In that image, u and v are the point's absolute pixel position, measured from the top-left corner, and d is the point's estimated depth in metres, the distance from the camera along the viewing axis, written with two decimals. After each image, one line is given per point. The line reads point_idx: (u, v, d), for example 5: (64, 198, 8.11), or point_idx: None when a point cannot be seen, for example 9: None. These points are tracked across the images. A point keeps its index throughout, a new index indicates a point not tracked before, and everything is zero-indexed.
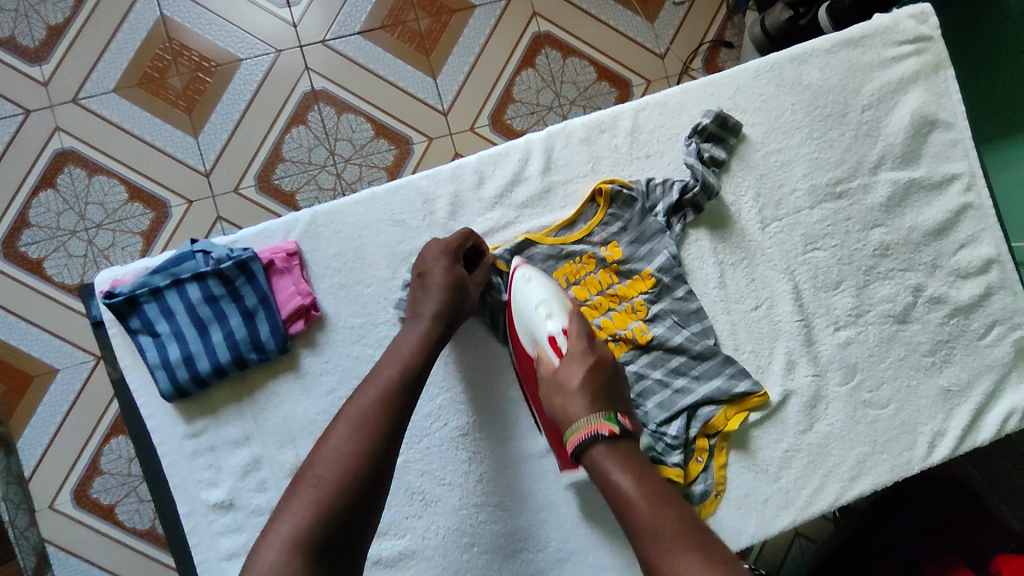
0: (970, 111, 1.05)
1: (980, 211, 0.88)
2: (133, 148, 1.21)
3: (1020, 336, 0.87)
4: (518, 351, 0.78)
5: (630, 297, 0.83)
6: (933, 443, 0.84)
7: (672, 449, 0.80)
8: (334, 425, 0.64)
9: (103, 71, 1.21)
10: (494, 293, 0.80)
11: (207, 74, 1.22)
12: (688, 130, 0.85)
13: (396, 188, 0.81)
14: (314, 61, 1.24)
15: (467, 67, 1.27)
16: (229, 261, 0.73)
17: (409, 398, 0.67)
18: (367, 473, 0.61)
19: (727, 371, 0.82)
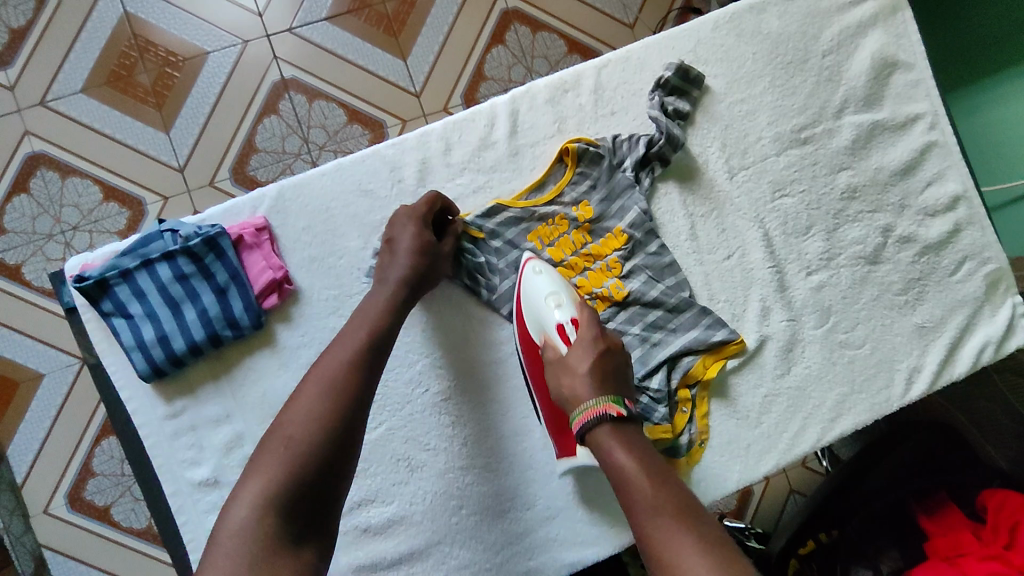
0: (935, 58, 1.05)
1: (945, 149, 0.89)
2: (104, 147, 1.20)
3: (990, 270, 0.89)
4: (524, 344, 0.78)
5: (604, 255, 0.83)
6: (910, 380, 0.86)
7: (657, 404, 0.81)
8: (302, 387, 0.64)
9: (69, 72, 1.19)
10: (468, 257, 0.80)
11: (175, 69, 1.21)
12: (652, 84, 0.85)
13: (361, 158, 0.80)
14: (281, 49, 1.23)
15: (437, 47, 1.26)
16: (198, 239, 0.73)
17: (376, 361, 0.67)
18: (340, 433, 0.61)
19: (705, 321, 0.82)
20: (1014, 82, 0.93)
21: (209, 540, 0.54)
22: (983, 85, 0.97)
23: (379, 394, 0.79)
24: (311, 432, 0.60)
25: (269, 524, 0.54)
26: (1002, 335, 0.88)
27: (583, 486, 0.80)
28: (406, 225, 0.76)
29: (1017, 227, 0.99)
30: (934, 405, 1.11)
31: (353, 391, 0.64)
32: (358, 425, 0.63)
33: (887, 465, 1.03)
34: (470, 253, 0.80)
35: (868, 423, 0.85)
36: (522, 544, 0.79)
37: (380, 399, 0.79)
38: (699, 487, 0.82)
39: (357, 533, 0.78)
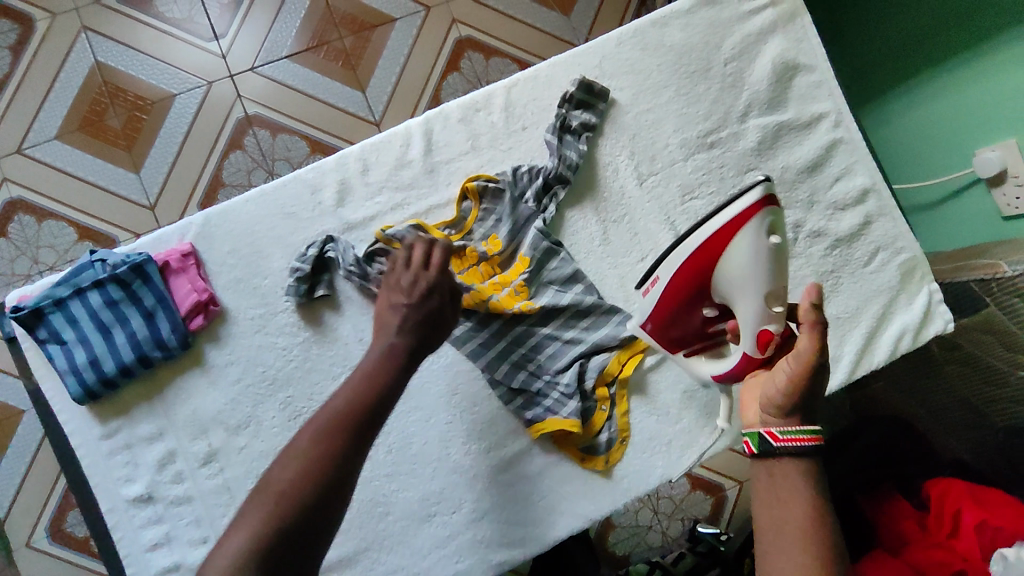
0: (879, 53, 1.07)
1: (851, 146, 0.91)
2: (76, 188, 1.26)
3: (905, 259, 0.91)
4: (704, 262, 0.66)
5: (512, 282, 0.85)
6: (829, 370, 0.89)
7: (567, 399, 0.84)
8: (288, 451, 0.55)
9: (45, 120, 1.26)
10: (372, 265, 0.82)
11: (143, 112, 1.28)
12: (558, 99, 0.88)
13: (283, 183, 0.85)
14: (244, 88, 1.30)
15: (394, 77, 1.32)
16: (125, 266, 0.78)
17: (368, 431, 0.57)
18: (333, 484, 0.53)
19: (615, 319, 0.86)
20: (947, 77, 0.95)
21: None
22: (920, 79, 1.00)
23: (306, 407, 0.82)
24: (282, 510, 0.51)
25: None
26: (919, 323, 0.89)
27: (506, 488, 0.83)
28: (413, 282, 0.70)
29: (958, 221, 1.02)
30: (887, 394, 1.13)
31: (334, 461, 0.54)
32: (329, 508, 0.53)
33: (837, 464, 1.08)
34: (375, 261, 0.83)
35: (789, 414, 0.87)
36: (447, 547, 0.82)
37: (306, 411, 0.82)
38: (622, 484, 0.85)
39: None
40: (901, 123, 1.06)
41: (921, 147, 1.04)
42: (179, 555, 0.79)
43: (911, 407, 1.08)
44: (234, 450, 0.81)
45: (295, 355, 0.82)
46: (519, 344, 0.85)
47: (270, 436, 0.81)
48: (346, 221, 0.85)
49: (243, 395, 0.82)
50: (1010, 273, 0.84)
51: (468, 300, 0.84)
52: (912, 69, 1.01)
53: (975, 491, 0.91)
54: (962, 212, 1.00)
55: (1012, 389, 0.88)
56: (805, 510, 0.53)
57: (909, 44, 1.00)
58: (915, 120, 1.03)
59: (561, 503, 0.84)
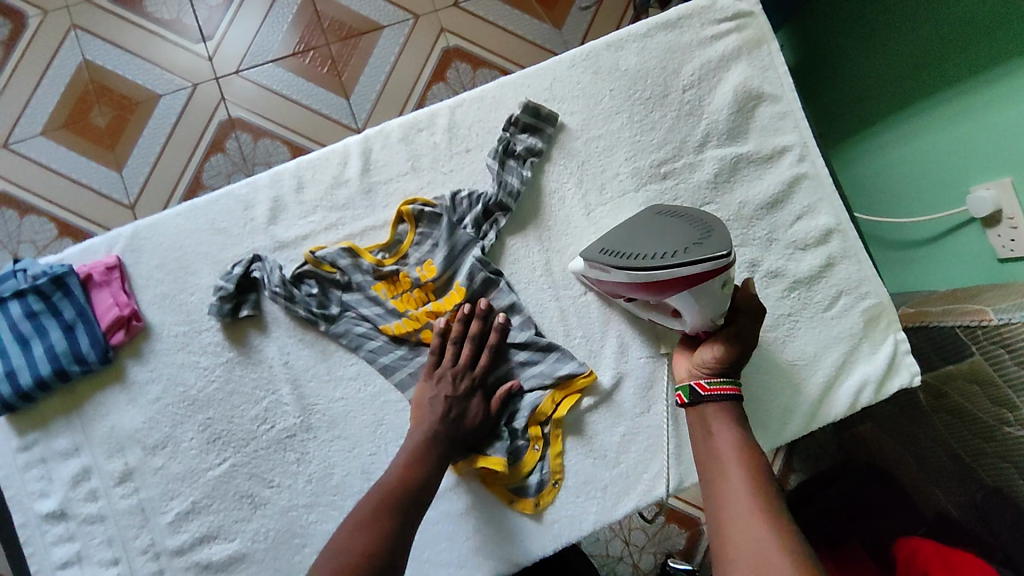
0: (880, 74, 0.98)
1: (815, 182, 0.86)
2: (56, 184, 1.24)
3: (868, 305, 0.85)
4: (658, 288, 0.67)
5: (445, 311, 0.81)
6: (785, 420, 0.83)
7: (497, 437, 0.80)
8: (353, 518, 0.69)
9: (33, 113, 1.24)
10: (301, 288, 0.81)
11: (130, 112, 1.26)
12: (504, 122, 0.85)
13: (215, 199, 0.83)
14: (230, 92, 1.27)
15: (379, 85, 1.28)
16: (46, 277, 0.77)
17: (416, 507, 0.71)
18: (383, 559, 0.66)
19: (552, 354, 0.81)
20: (938, 111, 0.89)
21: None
22: (909, 113, 0.95)
23: (226, 430, 0.80)
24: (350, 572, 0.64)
25: None
26: (882, 374, 0.84)
27: (428, 526, 0.80)
28: (456, 371, 0.78)
29: (954, 260, 0.94)
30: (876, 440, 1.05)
31: (392, 532, 0.68)
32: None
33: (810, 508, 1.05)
34: (304, 285, 0.81)
35: None
36: None
37: (225, 434, 0.79)
38: (553, 530, 0.80)
39: (198, 569, 0.78)
40: (907, 152, 0.97)
41: (917, 180, 0.97)
42: (90, 574, 0.77)
43: (896, 455, 1.01)
44: (150, 470, 0.79)
45: (216, 376, 0.80)
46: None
47: (187, 458, 0.79)
48: (276, 240, 0.82)
49: (162, 415, 0.80)
50: (995, 322, 0.76)
51: (399, 328, 0.81)
52: (901, 102, 0.96)
53: (947, 556, 0.85)
54: (959, 250, 0.93)
55: (1001, 445, 0.82)
56: (739, 443, 0.71)
57: (897, 77, 0.95)
58: (907, 155, 0.98)
59: (488, 546, 0.79)
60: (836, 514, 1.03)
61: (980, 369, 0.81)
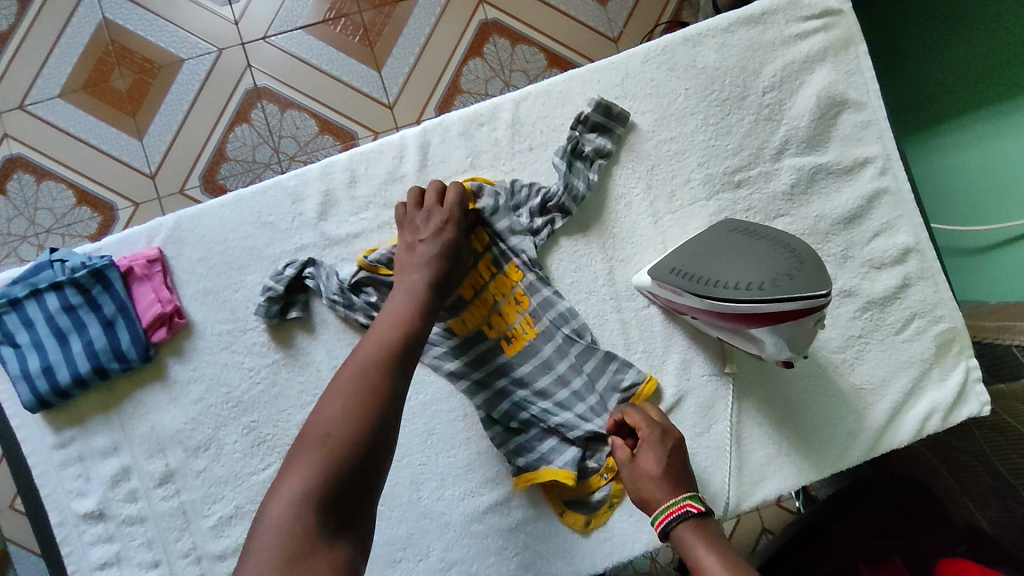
0: (950, 76, 0.93)
1: (897, 197, 0.81)
2: (79, 152, 1.18)
3: (943, 329, 0.81)
4: (733, 319, 0.62)
5: (510, 289, 0.78)
6: (848, 444, 0.80)
7: (565, 448, 0.77)
8: (334, 386, 0.58)
9: (50, 75, 1.17)
10: (359, 295, 0.77)
11: (151, 76, 1.19)
12: (572, 119, 0.80)
13: (262, 190, 0.78)
14: (256, 58, 1.20)
15: (413, 58, 1.21)
16: (84, 270, 0.72)
17: (403, 370, 0.61)
18: (375, 430, 0.55)
19: (615, 365, 0.78)
20: None
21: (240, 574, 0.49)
22: (987, 115, 0.89)
23: (271, 434, 0.76)
24: (335, 437, 0.54)
25: (309, 515, 0.50)
26: (952, 402, 0.80)
27: (478, 539, 0.77)
28: (428, 223, 0.72)
29: (1005, 274, 0.90)
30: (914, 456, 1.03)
31: (380, 399, 0.57)
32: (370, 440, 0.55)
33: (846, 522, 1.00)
34: (366, 291, 0.77)
35: (796, 487, 0.80)
36: None
37: (271, 439, 0.76)
38: (605, 549, 0.78)
39: None
40: (969, 159, 0.93)
41: (975, 187, 0.92)
42: None
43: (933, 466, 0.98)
44: (192, 473, 0.76)
45: (262, 378, 0.77)
46: (517, 387, 0.78)
47: (231, 462, 0.76)
48: (327, 237, 0.78)
49: (205, 416, 0.76)
50: None
51: (466, 318, 0.78)
52: (980, 104, 0.89)
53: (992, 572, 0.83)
54: (1014, 264, 0.89)
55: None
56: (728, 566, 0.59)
57: (979, 77, 0.89)
58: (973, 162, 0.92)
59: (539, 562, 0.77)
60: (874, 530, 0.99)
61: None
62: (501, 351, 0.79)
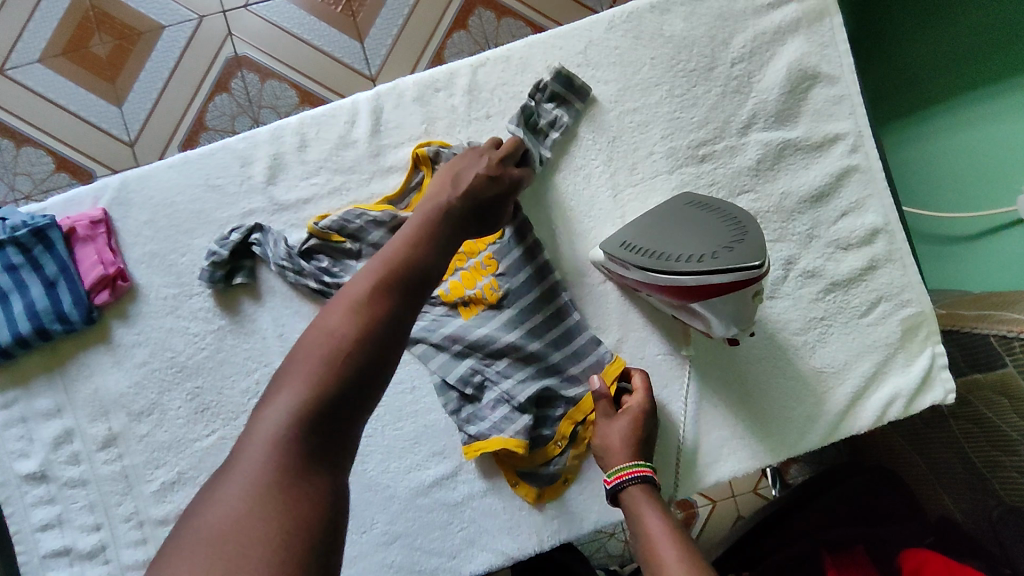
0: (934, 55, 0.89)
1: (867, 175, 0.78)
2: (55, 118, 1.16)
3: (908, 314, 0.79)
4: (669, 294, 0.61)
5: (477, 254, 0.77)
6: (806, 429, 0.78)
7: (519, 415, 0.73)
8: (341, 298, 0.50)
9: (28, 40, 1.16)
10: (315, 260, 0.75)
11: (131, 42, 1.17)
12: (531, 87, 0.77)
13: (211, 152, 0.76)
14: (237, 26, 1.17)
15: (396, 29, 1.18)
16: (26, 228, 0.71)
17: (416, 288, 0.52)
18: (378, 345, 0.48)
19: (586, 334, 0.76)
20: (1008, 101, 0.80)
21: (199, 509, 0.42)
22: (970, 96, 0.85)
23: (215, 401, 0.75)
24: (343, 362, 0.47)
25: (302, 430, 0.44)
26: (915, 389, 0.78)
27: (425, 513, 0.76)
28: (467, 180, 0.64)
29: (987, 263, 0.87)
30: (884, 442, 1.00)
31: (387, 314, 0.49)
32: (377, 373, 0.48)
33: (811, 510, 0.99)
34: (322, 256, 0.75)
35: (751, 470, 0.78)
36: (353, 567, 0.76)
37: (214, 405, 0.75)
38: (551, 526, 0.76)
39: None
40: (950, 142, 0.89)
41: (956, 171, 0.89)
42: (71, 539, 0.75)
43: (908, 459, 0.95)
44: (134, 437, 0.75)
45: (207, 344, 0.76)
46: (470, 354, 0.76)
47: (174, 427, 0.75)
48: (275, 202, 0.76)
49: (149, 380, 0.75)
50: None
51: None
52: (967, 80, 0.85)
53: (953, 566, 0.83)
54: (998, 252, 0.85)
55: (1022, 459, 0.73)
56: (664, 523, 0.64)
57: (962, 56, 0.85)
58: (955, 145, 0.89)
59: (483, 537, 0.76)
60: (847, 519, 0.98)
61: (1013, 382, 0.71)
62: (457, 314, 0.77)
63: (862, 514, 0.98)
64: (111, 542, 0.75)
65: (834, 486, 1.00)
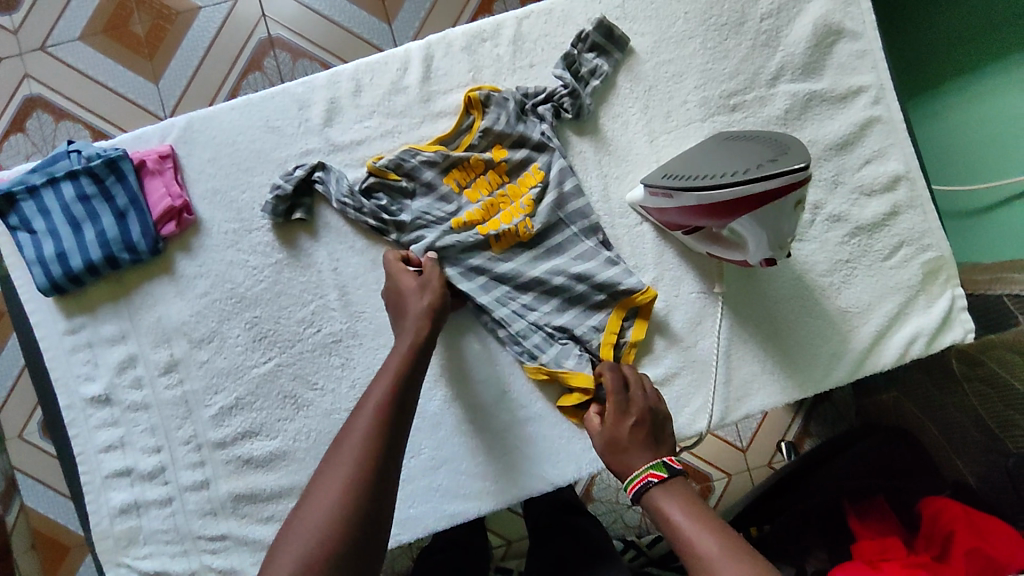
0: (951, 30, 0.95)
1: (889, 126, 0.83)
2: (93, 92, 1.18)
3: (929, 258, 0.83)
4: (717, 211, 0.64)
5: (521, 195, 0.80)
6: (832, 364, 0.81)
7: (552, 341, 0.79)
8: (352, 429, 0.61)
9: (71, 17, 1.18)
10: (375, 197, 0.80)
11: (168, 22, 1.19)
12: (573, 38, 0.82)
13: (270, 95, 0.81)
14: (271, 8, 1.19)
15: (426, 6, 1.21)
16: (100, 160, 0.76)
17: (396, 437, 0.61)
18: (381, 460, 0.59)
19: (614, 267, 0.79)
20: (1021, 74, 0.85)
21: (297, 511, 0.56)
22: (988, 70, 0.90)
23: (272, 330, 0.80)
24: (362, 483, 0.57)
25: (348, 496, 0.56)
26: (937, 328, 0.81)
27: (470, 440, 0.80)
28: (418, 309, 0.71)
29: (1002, 233, 0.93)
30: (891, 402, 1.06)
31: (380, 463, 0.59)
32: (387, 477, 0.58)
33: (829, 470, 1.03)
34: (384, 194, 0.80)
35: (779, 405, 0.82)
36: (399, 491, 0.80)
37: (271, 334, 0.80)
38: (590, 454, 0.79)
39: (238, 464, 0.79)
40: (968, 112, 0.95)
41: (973, 140, 0.95)
42: (133, 460, 0.79)
43: (923, 423, 0.99)
44: (195, 363, 0.79)
45: (265, 277, 0.80)
46: (512, 284, 0.80)
47: (233, 354, 0.80)
48: (331, 142, 0.81)
49: (209, 309, 0.80)
50: None
51: (469, 217, 0.80)
52: (985, 51, 0.90)
53: (974, 516, 0.87)
54: (1009, 221, 0.91)
55: None
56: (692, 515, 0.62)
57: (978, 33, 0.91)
58: (972, 115, 0.94)
59: (524, 463, 0.80)
60: (872, 472, 1.01)
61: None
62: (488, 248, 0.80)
63: (885, 466, 1.01)
64: (171, 464, 0.79)
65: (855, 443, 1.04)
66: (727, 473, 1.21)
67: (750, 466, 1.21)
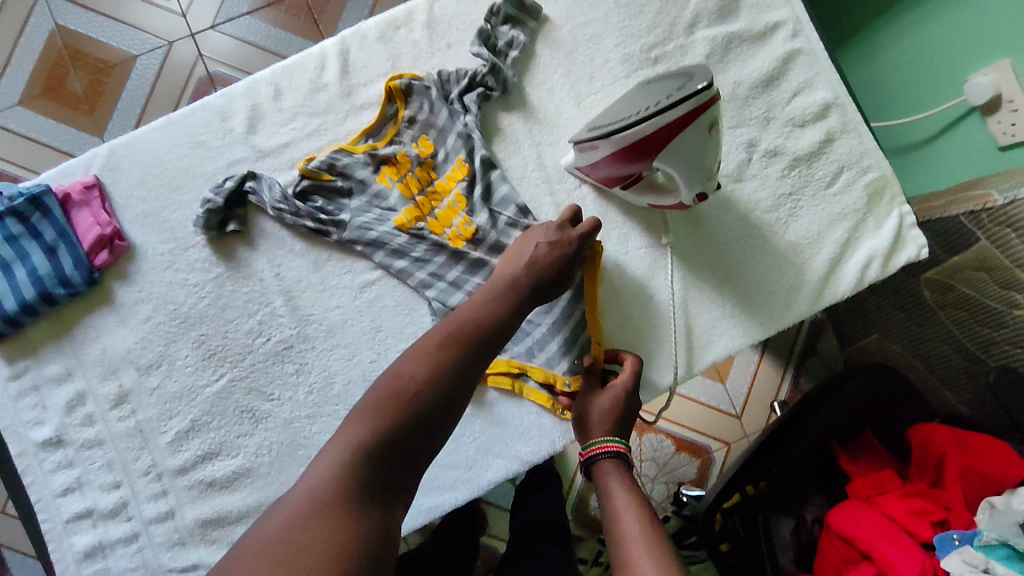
0: None
1: (811, 57, 0.83)
2: (36, 153, 1.16)
3: (873, 178, 0.82)
4: (637, 148, 0.63)
5: (450, 191, 0.79)
6: (791, 298, 0.80)
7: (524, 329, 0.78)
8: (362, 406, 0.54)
9: (7, 84, 1.17)
10: (310, 202, 0.79)
11: (105, 75, 1.18)
12: (486, 13, 0.82)
13: (191, 111, 0.80)
14: (206, 47, 1.19)
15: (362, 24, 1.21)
16: (22, 198, 0.74)
17: (421, 422, 0.53)
18: (387, 448, 0.51)
19: None
20: None
21: (256, 525, 0.46)
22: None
23: (220, 345, 0.78)
24: (357, 467, 0.49)
25: (347, 484, 0.48)
26: (889, 248, 0.80)
27: None
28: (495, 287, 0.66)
29: (942, 156, 0.93)
30: (877, 342, 1.02)
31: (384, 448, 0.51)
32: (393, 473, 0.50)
33: (816, 418, 0.93)
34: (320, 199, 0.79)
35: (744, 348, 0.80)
36: None
37: (220, 350, 0.78)
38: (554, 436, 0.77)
39: (202, 488, 0.76)
40: (892, 40, 0.95)
41: (904, 67, 0.95)
42: (92, 500, 0.76)
43: (906, 360, 0.98)
44: (146, 391, 0.77)
45: (207, 293, 0.78)
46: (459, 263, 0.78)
47: (184, 376, 0.77)
48: (258, 149, 0.80)
49: (154, 333, 0.78)
50: (1001, 203, 0.74)
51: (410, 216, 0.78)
52: None
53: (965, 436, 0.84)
54: (951, 142, 0.91)
55: (1012, 331, 0.80)
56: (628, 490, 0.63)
57: None
58: (898, 41, 0.95)
59: (487, 454, 0.77)
60: (862, 408, 0.95)
61: (987, 255, 0.78)
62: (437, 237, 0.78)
63: (875, 404, 0.95)
64: (132, 498, 0.76)
65: (846, 382, 0.94)
66: (724, 443, 1.17)
67: (747, 432, 1.18)
